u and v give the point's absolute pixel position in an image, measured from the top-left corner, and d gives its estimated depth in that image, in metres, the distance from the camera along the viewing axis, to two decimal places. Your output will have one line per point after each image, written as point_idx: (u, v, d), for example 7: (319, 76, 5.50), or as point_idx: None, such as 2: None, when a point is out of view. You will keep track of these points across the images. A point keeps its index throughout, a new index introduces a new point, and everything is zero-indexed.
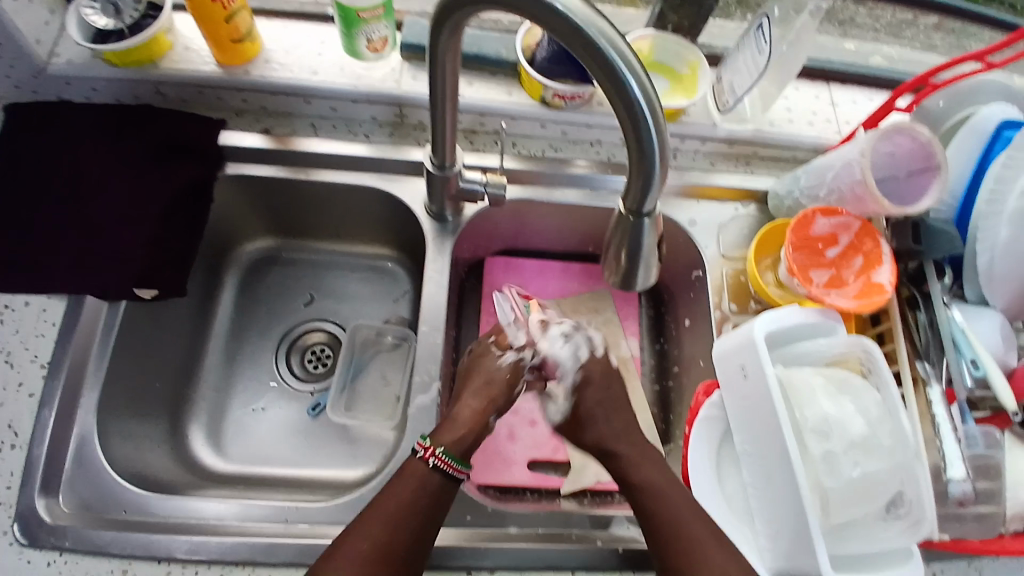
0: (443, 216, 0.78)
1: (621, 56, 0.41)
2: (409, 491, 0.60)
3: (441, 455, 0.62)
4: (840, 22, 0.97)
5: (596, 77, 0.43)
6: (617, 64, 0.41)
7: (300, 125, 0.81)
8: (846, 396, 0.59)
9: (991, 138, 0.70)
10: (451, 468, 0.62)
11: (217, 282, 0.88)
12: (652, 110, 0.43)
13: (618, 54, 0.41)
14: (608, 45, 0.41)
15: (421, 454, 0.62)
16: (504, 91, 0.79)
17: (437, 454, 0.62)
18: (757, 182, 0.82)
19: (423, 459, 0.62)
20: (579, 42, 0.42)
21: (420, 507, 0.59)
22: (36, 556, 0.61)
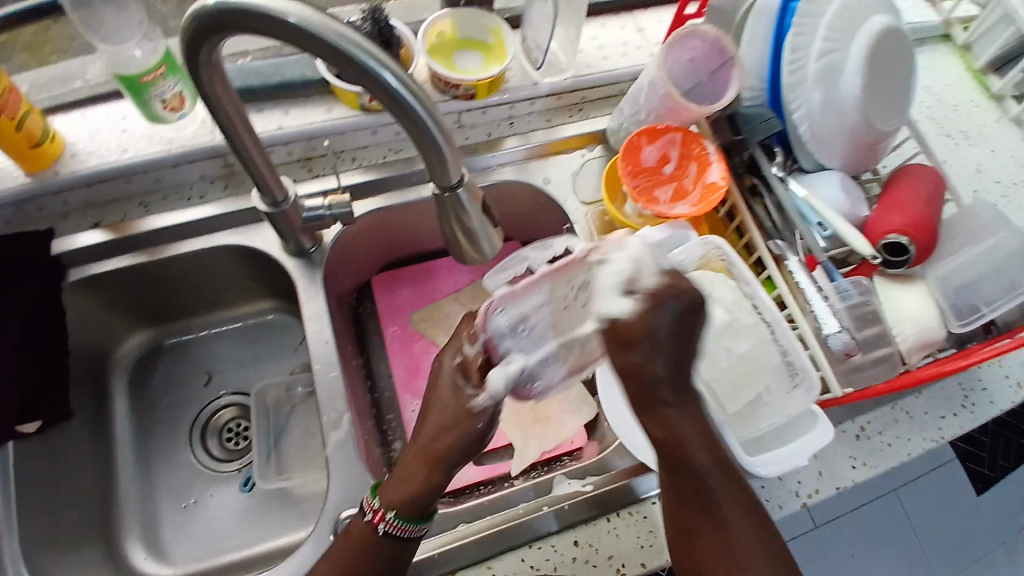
0: (304, 251, 0.76)
1: (371, 57, 0.43)
2: (355, 558, 0.58)
3: (390, 520, 0.58)
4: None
5: (356, 82, 0.45)
6: (369, 64, 0.43)
7: (130, 208, 0.78)
8: (707, 291, 0.63)
9: (781, 12, 0.71)
10: (400, 529, 0.58)
11: (106, 392, 0.83)
12: (418, 99, 0.45)
13: (367, 55, 0.43)
14: (353, 47, 0.43)
15: (370, 518, 0.59)
16: (325, 110, 0.78)
17: (386, 519, 0.58)
18: (595, 125, 0.85)
19: (369, 524, 0.59)
20: (329, 53, 0.43)
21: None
22: None
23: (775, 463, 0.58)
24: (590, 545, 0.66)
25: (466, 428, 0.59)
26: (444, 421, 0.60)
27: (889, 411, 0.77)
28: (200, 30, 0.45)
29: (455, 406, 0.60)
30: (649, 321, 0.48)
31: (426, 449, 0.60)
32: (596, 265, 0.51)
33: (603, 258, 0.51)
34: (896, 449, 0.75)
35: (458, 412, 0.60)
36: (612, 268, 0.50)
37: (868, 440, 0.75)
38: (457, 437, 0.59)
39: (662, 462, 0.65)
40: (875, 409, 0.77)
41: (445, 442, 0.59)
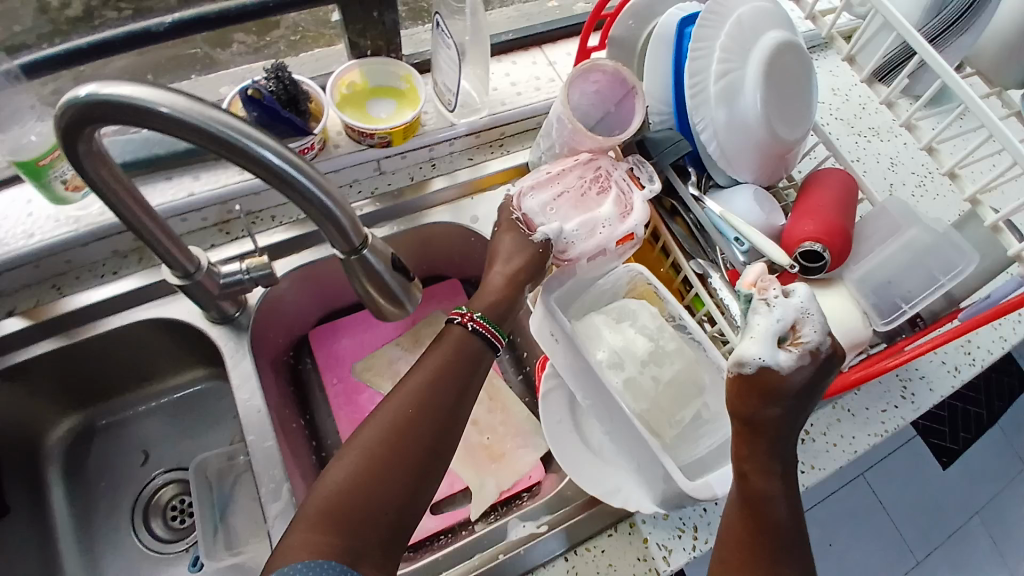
0: (230, 317, 0.75)
1: (244, 137, 0.44)
2: (374, 438, 0.54)
3: (477, 319, 0.63)
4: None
5: (235, 163, 0.45)
6: (243, 145, 0.44)
7: (43, 292, 0.76)
8: (627, 322, 0.69)
9: (678, 38, 0.74)
10: (490, 333, 0.63)
11: (38, 484, 0.79)
12: (300, 171, 0.46)
13: (240, 136, 0.44)
14: (225, 130, 0.44)
15: (458, 320, 0.62)
16: (238, 171, 0.77)
17: (473, 318, 0.63)
18: (518, 158, 0.87)
19: (459, 325, 0.62)
20: (203, 138, 0.44)
21: (386, 460, 0.54)
22: None
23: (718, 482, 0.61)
24: None
25: (479, 350, 0.62)
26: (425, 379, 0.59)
27: (831, 411, 0.79)
28: (71, 124, 0.45)
29: (516, 251, 0.68)
30: (795, 373, 0.53)
31: (505, 272, 0.67)
32: (760, 308, 0.53)
33: (768, 305, 0.53)
34: (842, 448, 0.76)
35: (456, 362, 0.60)
36: (775, 316, 0.53)
37: (814, 442, 0.77)
38: (459, 376, 0.59)
39: (614, 491, 0.66)
40: (818, 410, 0.78)
41: (419, 404, 0.57)
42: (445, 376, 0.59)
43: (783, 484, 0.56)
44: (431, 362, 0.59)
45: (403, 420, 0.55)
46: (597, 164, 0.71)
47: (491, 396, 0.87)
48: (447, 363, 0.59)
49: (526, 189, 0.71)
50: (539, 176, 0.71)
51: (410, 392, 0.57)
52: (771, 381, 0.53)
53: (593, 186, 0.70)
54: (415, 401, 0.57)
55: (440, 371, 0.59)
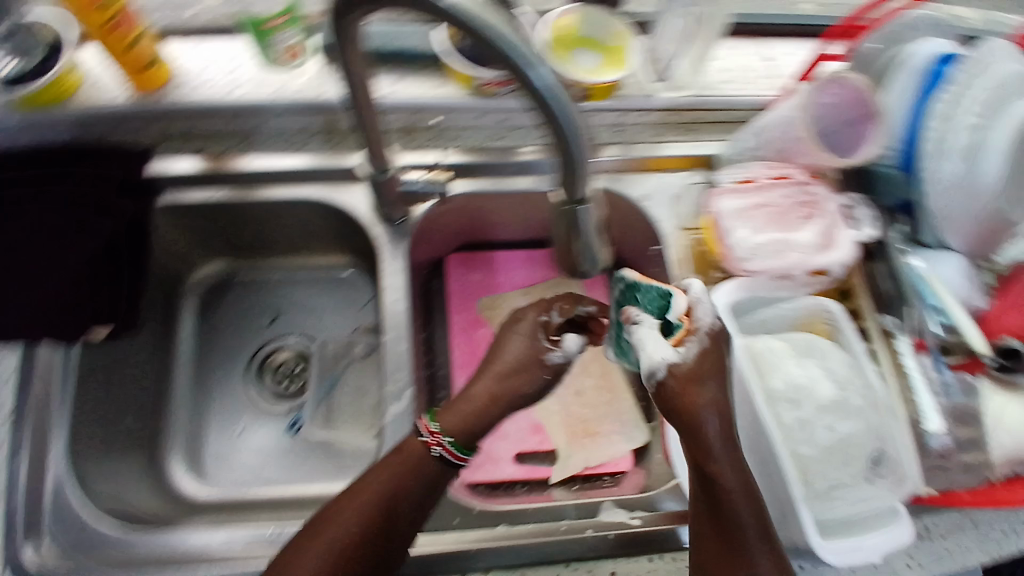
0: (393, 219, 0.76)
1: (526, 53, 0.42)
2: (343, 523, 0.60)
3: (446, 446, 0.63)
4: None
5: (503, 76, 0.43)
6: (523, 60, 0.42)
7: (229, 143, 0.78)
8: (811, 358, 0.62)
9: (929, 76, 0.69)
10: (450, 456, 0.64)
11: (175, 312, 0.85)
12: (563, 103, 0.43)
13: (522, 50, 0.42)
14: (510, 40, 0.41)
15: (427, 440, 0.63)
16: (437, 82, 0.77)
17: (442, 445, 0.63)
18: (707, 148, 0.82)
19: (423, 443, 0.64)
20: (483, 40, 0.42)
21: (379, 522, 0.60)
22: None
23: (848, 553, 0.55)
24: None
25: (433, 470, 0.63)
26: (458, 407, 0.65)
27: (957, 516, 0.70)
28: None
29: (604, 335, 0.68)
30: (711, 390, 0.55)
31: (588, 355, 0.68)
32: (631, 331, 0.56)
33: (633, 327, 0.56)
34: (955, 558, 0.68)
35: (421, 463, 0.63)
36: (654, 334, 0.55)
37: (929, 541, 0.69)
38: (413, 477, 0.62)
39: None
40: (943, 512, 0.70)
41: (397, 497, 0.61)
42: (403, 478, 0.62)
43: (761, 528, 0.54)
44: (398, 458, 0.63)
45: (387, 503, 0.61)
46: (809, 188, 0.67)
47: (600, 373, 0.87)
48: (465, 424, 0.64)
49: (728, 188, 0.68)
50: (745, 178, 0.69)
51: (369, 499, 0.61)
52: (679, 398, 0.54)
53: (800, 210, 0.66)
54: (405, 487, 0.62)
55: (489, 409, 0.65)
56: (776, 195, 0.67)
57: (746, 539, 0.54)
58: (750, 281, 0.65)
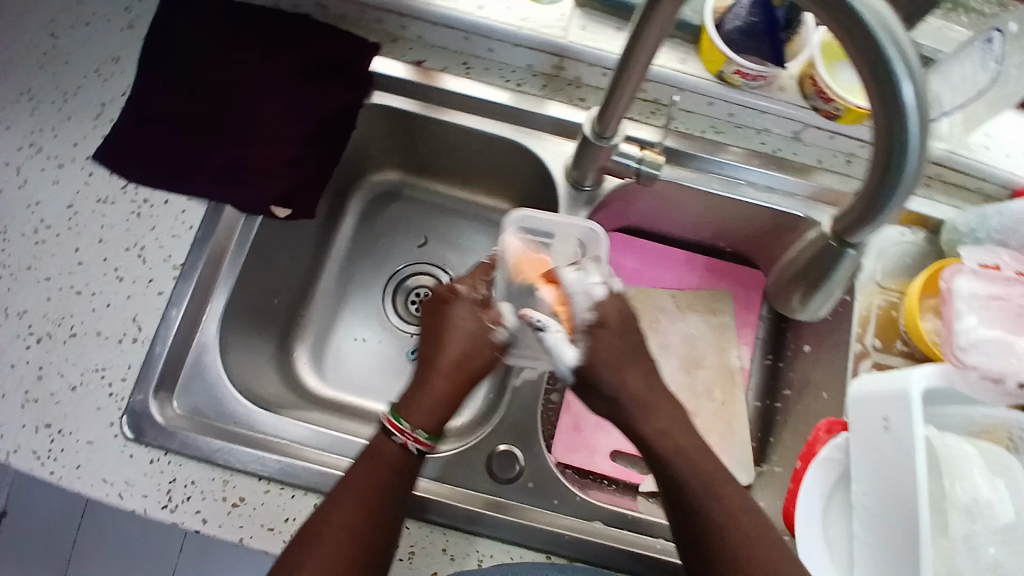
0: (583, 185, 0.73)
1: (907, 67, 0.35)
2: (362, 483, 0.58)
3: (418, 439, 0.60)
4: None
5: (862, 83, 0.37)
6: (898, 72, 0.36)
7: (453, 62, 0.76)
8: (1000, 477, 0.55)
9: None
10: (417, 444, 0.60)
11: (342, 206, 0.87)
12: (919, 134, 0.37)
13: (902, 63, 0.36)
14: (893, 47, 0.35)
15: (398, 438, 0.60)
16: (678, 59, 0.70)
17: (415, 438, 0.60)
18: (938, 212, 0.73)
19: (394, 441, 0.60)
20: (856, 39, 0.36)
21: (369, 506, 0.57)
22: (139, 453, 0.63)
23: None
24: None
25: (400, 462, 0.60)
26: (429, 337, 0.66)
27: None
28: None
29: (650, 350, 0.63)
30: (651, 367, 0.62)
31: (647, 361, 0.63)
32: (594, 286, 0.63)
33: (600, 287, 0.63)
34: None
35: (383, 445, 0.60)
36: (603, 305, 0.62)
37: None
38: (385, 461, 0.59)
39: None
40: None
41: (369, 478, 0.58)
42: (375, 460, 0.59)
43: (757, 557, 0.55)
44: (380, 446, 0.60)
45: (374, 485, 0.57)
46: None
47: (723, 401, 0.79)
48: (435, 419, 0.61)
49: (968, 268, 0.61)
50: (990, 265, 0.62)
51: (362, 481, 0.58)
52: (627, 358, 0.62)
53: None
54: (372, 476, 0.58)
55: (458, 381, 0.63)
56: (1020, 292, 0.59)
57: (746, 537, 0.56)
58: (956, 371, 0.56)
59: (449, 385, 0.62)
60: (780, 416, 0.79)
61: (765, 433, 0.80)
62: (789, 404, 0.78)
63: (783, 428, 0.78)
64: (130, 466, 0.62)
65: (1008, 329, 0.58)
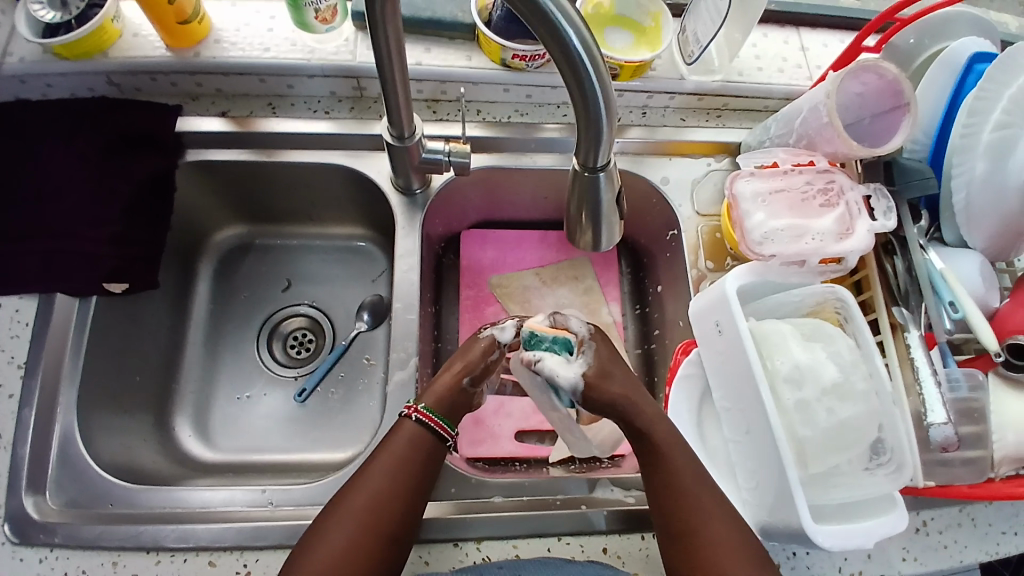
0: (411, 190, 0.77)
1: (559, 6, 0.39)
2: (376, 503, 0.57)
3: (423, 411, 0.63)
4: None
5: (534, 30, 0.41)
6: (556, 16, 0.39)
7: (258, 106, 0.80)
8: (818, 342, 0.60)
9: (963, 71, 0.67)
10: (435, 423, 0.62)
11: (192, 272, 0.87)
12: (593, 62, 0.41)
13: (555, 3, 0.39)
14: None
15: (406, 414, 0.63)
16: (465, 56, 0.78)
17: (419, 409, 0.63)
18: (730, 135, 0.82)
19: (405, 417, 0.63)
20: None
21: (376, 527, 0.56)
22: (27, 554, 0.62)
23: (841, 538, 0.54)
24: (617, 557, 0.65)
25: (433, 443, 0.62)
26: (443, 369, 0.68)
27: (955, 513, 0.69)
28: None
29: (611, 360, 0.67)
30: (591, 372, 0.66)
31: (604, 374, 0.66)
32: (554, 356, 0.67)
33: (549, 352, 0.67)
34: (951, 554, 0.67)
35: (412, 454, 0.60)
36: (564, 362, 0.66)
37: (926, 538, 0.67)
38: (415, 470, 0.59)
39: None
40: (938, 507, 0.69)
41: (393, 489, 0.58)
42: (402, 468, 0.59)
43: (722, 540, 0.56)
44: (388, 456, 0.59)
45: (383, 495, 0.57)
46: (832, 176, 0.66)
47: None
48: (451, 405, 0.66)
49: (745, 172, 0.67)
50: (767, 164, 0.68)
51: (378, 502, 0.57)
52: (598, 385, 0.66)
53: (812, 195, 0.65)
54: (398, 487, 0.58)
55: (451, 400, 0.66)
56: (793, 181, 0.66)
57: (709, 529, 0.56)
58: (763, 265, 0.62)
59: (450, 379, 0.66)
60: (658, 356, 0.82)
61: (650, 376, 0.83)
62: (662, 342, 0.82)
63: (663, 366, 0.81)
64: (22, 569, 0.62)
65: (786, 215, 0.64)
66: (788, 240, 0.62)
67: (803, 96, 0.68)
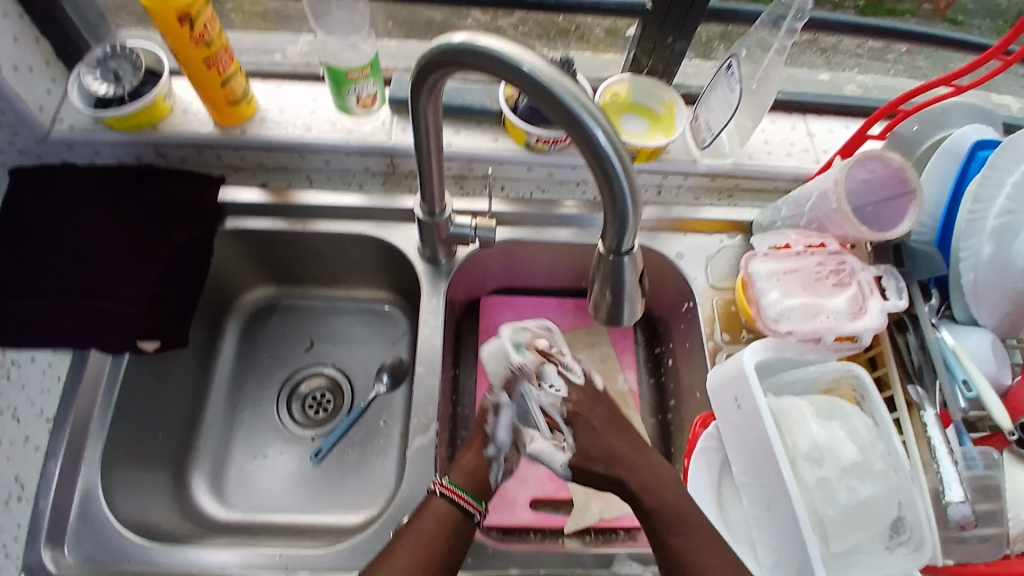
0: (436, 260, 0.81)
1: (587, 111, 0.43)
2: (420, 556, 0.59)
3: (447, 484, 0.64)
4: (822, 48, 1.02)
5: (563, 130, 0.45)
6: (583, 118, 0.43)
7: (295, 178, 0.86)
8: (836, 421, 0.61)
9: (967, 158, 0.71)
10: (463, 499, 0.63)
11: (219, 331, 0.90)
12: (619, 156, 0.44)
13: (584, 109, 0.43)
14: (574, 102, 0.43)
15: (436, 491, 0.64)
16: (492, 138, 0.84)
17: (444, 483, 0.64)
18: (742, 214, 0.85)
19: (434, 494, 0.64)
20: (546, 99, 0.44)
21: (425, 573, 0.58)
22: None
23: None
24: None
25: (460, 519, 0.63)
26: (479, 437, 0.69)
27: None
28: (432, 62, 0.48)
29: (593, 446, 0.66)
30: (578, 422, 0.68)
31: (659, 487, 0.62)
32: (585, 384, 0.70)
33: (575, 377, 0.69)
34: None
35: (440, 536, 0.61)
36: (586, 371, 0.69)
37: None
38: (441, 550, 0.60)
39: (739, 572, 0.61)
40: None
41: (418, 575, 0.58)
42: (429, 550, 0.59)
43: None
44: (417, 536, 0.60)
45: (424, 555, 0.59)
46: (843, 258, 0.68)
47: None
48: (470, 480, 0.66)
49: (760, 253, 0.70)
50: (782, 245, 0.71)
51: (413, 554, 0.59)
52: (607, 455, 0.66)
53: (821, 278, 0.68)
54: (425, 565, 0.59)
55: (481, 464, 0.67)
56: (804, 264, 0.69)
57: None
58: (779, 341, 0.64)
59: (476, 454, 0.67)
60: (674, 426, 0.83)
61: (666, 446, 0.83)
62: (679, 413, 0.83)
63: (679, 437, 0.82)
64: None
65: (796, 294, 0.67)
66: (800, 321, 0.65)
67: (810, 181, 0.73)
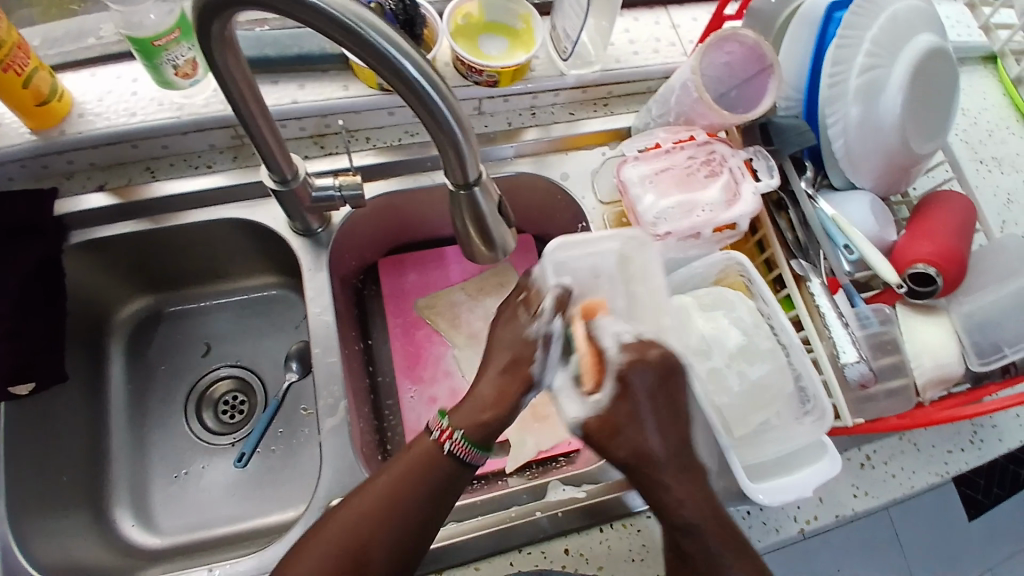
0: (312, 231, 0.76)
1: (385, 38, 0.41)
2: (391, 493, 0.53)
3: (457, 440, 0.53)
4: None
5: (368, 63, 0.42)
6: (384, 47, 0.41)
7: (134, 172, 0.78)
8: (721, 310, 0.63)
9: (824, 21, 0.68)
10: (467, 454, 0.53)
11: (102, 355, 0.83)
12: (431, 82, 0.43)
13: (382, 37, 0.41)
14: (370, 31, 0.40)
15: (435, 434, 0.54)
16: (343, 86, 0.77)
17: (453, 438, 0.53)
18: (619, 122, 0.83)
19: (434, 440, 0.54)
20: (340, 31, 0.41)
21: (395, 513, 0.52)
22: None
23: (779, 492, 0.56)
24: (580, 554, 0.65)
25: (452, 460, 0.54)
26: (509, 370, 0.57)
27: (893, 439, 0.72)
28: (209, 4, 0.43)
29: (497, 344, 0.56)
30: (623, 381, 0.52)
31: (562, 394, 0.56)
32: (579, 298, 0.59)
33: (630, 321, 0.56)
34: (899, 480, 0.71)
35: (419, 473, 0.53)
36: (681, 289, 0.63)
37: (872, 470, 0.71)
38: (420, 485, 0.53)
39: None
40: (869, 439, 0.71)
41: (386, 513, 0.52)
42: (405, 484, 0.53)
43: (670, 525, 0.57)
44: (390, 473, 0.54)
45: (396, 490, 0.53)
46: (711, 146, 0.67)
47: None
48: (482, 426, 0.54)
49: (630, 157, 0.68)
50: (650, 145, 0.70)
51: (380, 490, 0.53)
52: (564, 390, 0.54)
53: (692, 171, 0.67)
54: (394, 504, 0.52)
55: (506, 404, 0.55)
56: (675, 160, 0.68)
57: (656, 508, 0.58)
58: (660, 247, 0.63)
59: (500, 390, 0.55)
60: None
61: None
62: None
63: None
64: None
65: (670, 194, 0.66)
66: (676, 219, 0.64)
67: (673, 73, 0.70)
